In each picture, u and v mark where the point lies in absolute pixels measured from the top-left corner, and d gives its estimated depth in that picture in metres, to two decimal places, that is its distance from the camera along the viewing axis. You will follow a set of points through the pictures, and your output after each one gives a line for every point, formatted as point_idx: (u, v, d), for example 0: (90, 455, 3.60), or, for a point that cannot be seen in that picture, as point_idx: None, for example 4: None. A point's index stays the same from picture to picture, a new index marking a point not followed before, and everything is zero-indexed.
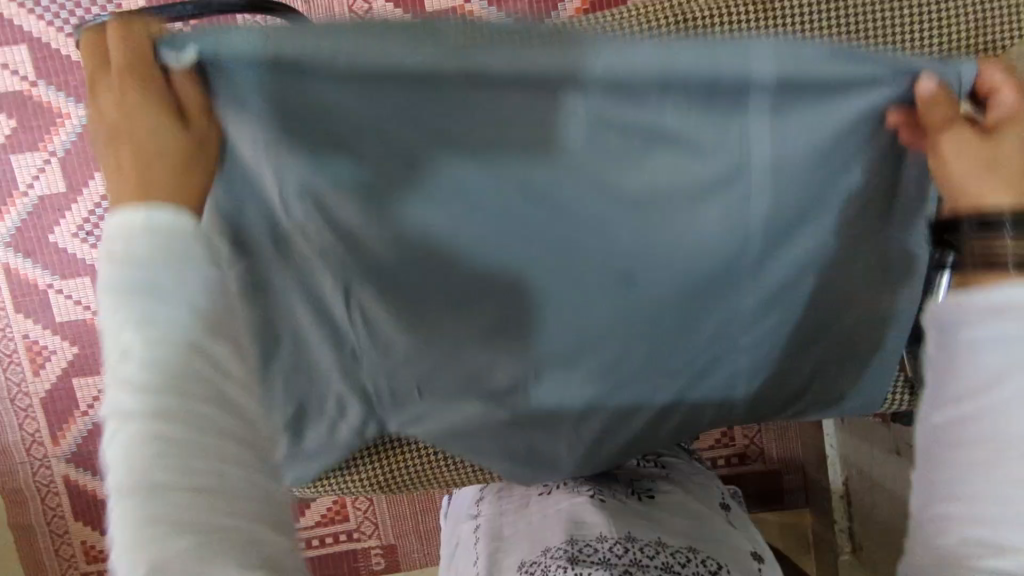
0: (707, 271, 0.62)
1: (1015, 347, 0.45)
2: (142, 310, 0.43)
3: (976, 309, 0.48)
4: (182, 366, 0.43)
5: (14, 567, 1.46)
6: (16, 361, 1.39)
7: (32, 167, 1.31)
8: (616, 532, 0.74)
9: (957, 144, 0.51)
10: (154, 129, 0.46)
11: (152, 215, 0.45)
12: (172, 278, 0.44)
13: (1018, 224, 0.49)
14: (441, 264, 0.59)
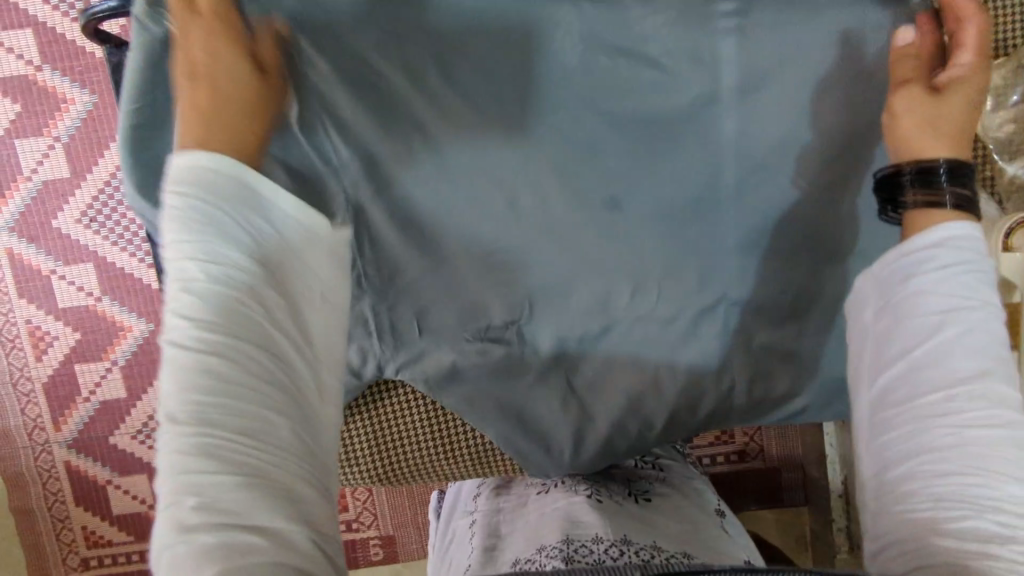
0: (693, 190, 0.68)
1: (951, 289, 0.49)
2: (202, 250, 0.45)
3: (920, 255, 0.51)
4: (233, 304, 0.45)
5: (15, 550, 1.47)
6: (19, 346, 1.39)
7: (36, 152, 1.31)
8: (611, 529, 0.71)
9: (908, 102, 0.60)
10: (233, 70, 0.51)
11: (213, 163, 0.47)
12: (232, 221, 0.46)
13: (953, 169, 0.55)
14: (451, 177, 0.66)
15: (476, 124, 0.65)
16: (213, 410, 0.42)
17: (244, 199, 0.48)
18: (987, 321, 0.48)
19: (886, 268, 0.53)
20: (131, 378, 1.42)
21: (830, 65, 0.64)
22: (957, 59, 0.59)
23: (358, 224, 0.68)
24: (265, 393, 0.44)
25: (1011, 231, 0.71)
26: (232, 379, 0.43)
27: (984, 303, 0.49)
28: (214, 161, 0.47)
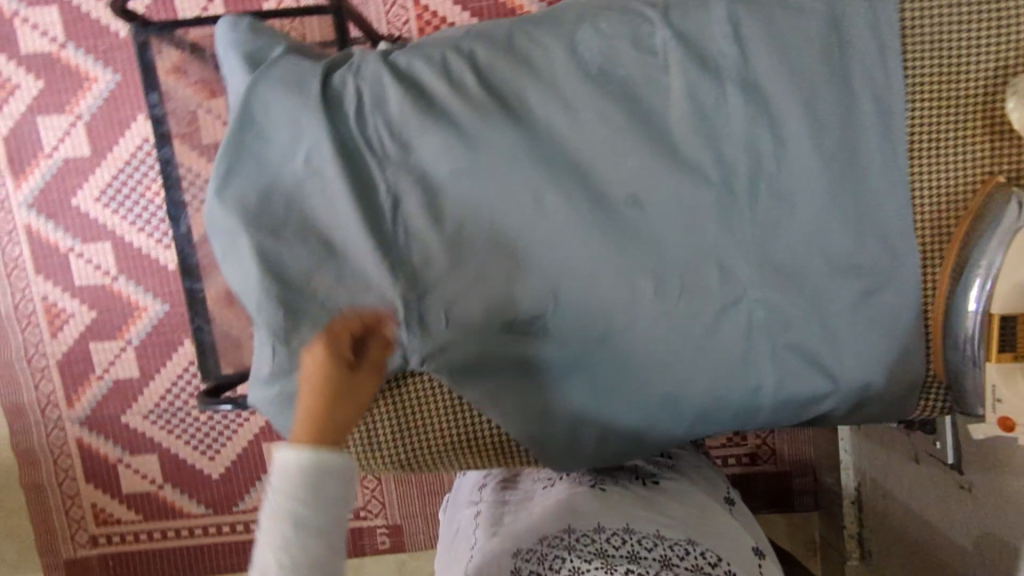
0: (714, 194, 0.65)
1: None
2: (287, 511, 0.50)
3: None
4: (310, 554, 0.50)
5: (26, 524, 1.48)
6: (34, 322, 1.42)
7: (57, 130, 1.36)
8: (613, 524, 0.77)
9: None
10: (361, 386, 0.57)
11: (323, 457, 0.52)
12: (314, 490, 0.51)
13: None
14: (473, 168, 0.65)
15: (511, 110, 0.65)
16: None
17: (340, 478, 0.53)
18: None
19: None
20: (145, 357, 1.43)
21: (856, 63, 0.64)
22: None
23: (391, 209, 0.66)
24: None
25: None
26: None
27: None
28: (326, 457, 0.52)
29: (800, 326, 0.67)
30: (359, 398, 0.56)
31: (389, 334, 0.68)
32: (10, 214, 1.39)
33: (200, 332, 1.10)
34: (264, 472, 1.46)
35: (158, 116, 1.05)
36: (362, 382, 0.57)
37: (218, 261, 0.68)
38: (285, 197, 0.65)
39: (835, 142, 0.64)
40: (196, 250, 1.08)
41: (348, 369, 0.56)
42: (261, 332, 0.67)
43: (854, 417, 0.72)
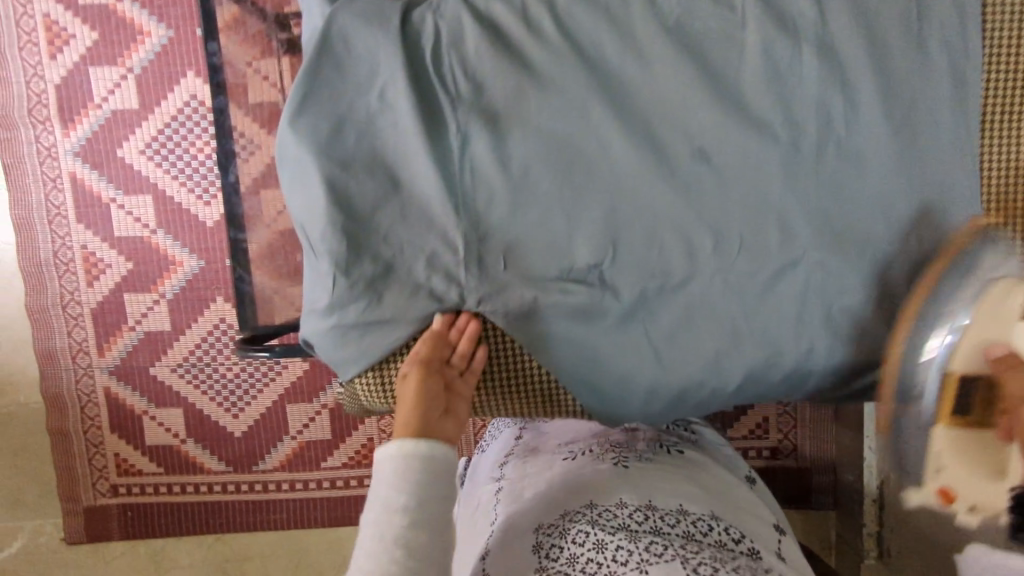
0: (779, 153, 0.66)
1: None
2: (401, 467, 0.63)
3: None
4: (421, 502, 0.61)
5: (49, 472, 1.48)
6: (71, 270, 1.42)
7: (108, 81, 1.36)
8: (637, 500, 0.75)
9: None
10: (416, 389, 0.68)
11: (412, 446, 0.64)
12: (422, 456, 0.64)
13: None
14: (544, 114, 0.67)
15: (586, 58, 0.67)
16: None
17: (434, 467, 0.64)
18: None
19: None
20: (178, 311, 1.43)
21: (931, 31, 0.65)
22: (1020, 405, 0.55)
23: (462, 150, 0.68)
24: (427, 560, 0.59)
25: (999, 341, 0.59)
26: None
27: None
28: (415, 446, 0.64)
29: (856, 289, 0.68)
30: (410, 399, 0.67)
31: (449, 271, 0.70)
32: (55, 161, 1.39)
33: (240, 282, 1.09)
34: (285, 433, 1.46)
35: (214, 64, 1.04)
36: (414, 378, 0.68)
37: (283, 189, 0.70)
38: (358, 130, 0.68)
39: (903, 108, 0.66)
40: (243, 200, 1.07)
41: (405, 376, 0.69)
42: (323, 262, 0.69)
43: None
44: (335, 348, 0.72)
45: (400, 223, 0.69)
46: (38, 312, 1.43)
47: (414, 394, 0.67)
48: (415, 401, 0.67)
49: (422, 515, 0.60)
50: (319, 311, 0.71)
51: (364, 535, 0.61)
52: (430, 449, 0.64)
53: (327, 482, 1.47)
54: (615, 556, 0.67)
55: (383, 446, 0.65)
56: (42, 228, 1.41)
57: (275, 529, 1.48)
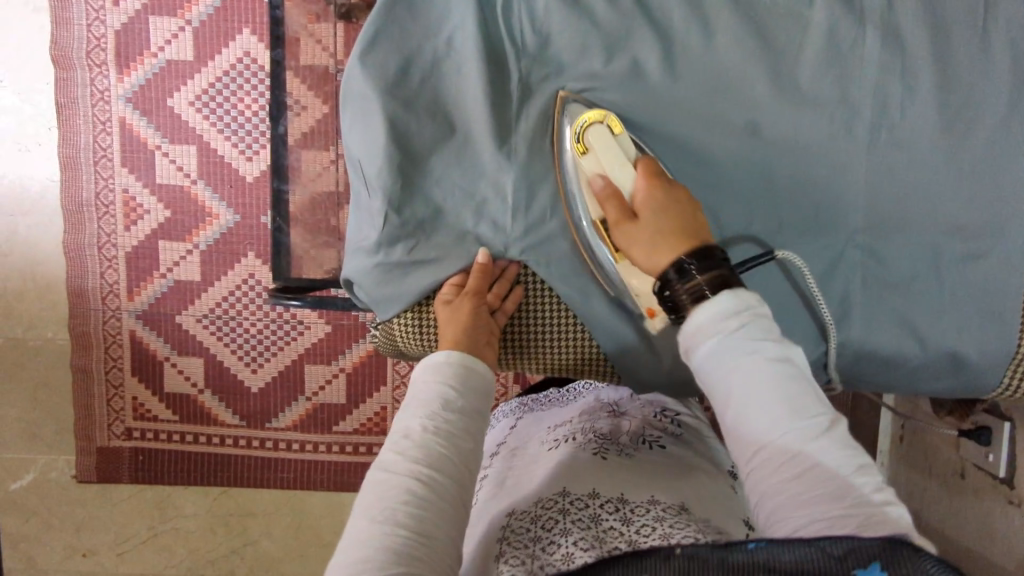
0: (834, 129, 0.67)
1: (719, 348, 0.53)
2: (452, 375, 0.64)
3: (696, 340, 0.55)
4: (471, 409, 0.63)
5: (66, 412, 1.47)
6: (111, 213, 1.42)
7: (166, 32, 1.37)
8: (609, 492, 0.66)
9: (642, 241, 0.63)
10: (464, 312, 0.69)
11: (468, 359, 0.66)
12: (474, 369, 0.66)
13: (700, 262, 0.59)
14: (604, 70, 0.68)
15: (652, 20, 0.68)
16: (415, 500, 0.54)
17: (480, 384, 0.66)
18: (734, 346, 0.52)
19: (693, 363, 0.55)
20: (209, 263, 1.42)
21: (998, 23, 0.66)
22: (622, 218, 0.65)
23: (522, 100, 0.70)
24: (470, 464, 0.60)
25: (586, 160, 0.66)
26: (436, 481, 0.56)
27: (745, 344, 0.52)
28: (469, 360, 0.66)
29: (895, 276, 0.69)
30: (460, 320, 0.69)
31: (494, 220, 0.72)
32: (107, 104, 1.39)
33: (277, 234, 1.08)
34: (302, 392, 1.46)
35: (277, 17, 1.04)
36: (464, 304, 0.69)
37: (342, 126, 0.72)
38: (422, 73, 0.70)
39: (961, 98, 0.66)
40: (289, 151, 1.07)
41: (453, 303, 0.70)
42: (376, 200, 0.70)
43: (928, 382, 0.73)
44: (375, 286, 0.73)
45: (453, 166, 0.71)
46: (75, 250, 1.43)
47: (466, 318, 0.69)
48: (467, 327, 0.68)
49: (468, 420, 0.62)
50: (366, 249, 0.73)
51: (402, 426, 0.61)
52: (477, 364, 0.66)
53: (337, 446, 1.46)
54: (577, 544, 0.58)
55: (433, 353, 0.67)
56: (88, 168, 1.41)
57: (279, 488, 1.47)
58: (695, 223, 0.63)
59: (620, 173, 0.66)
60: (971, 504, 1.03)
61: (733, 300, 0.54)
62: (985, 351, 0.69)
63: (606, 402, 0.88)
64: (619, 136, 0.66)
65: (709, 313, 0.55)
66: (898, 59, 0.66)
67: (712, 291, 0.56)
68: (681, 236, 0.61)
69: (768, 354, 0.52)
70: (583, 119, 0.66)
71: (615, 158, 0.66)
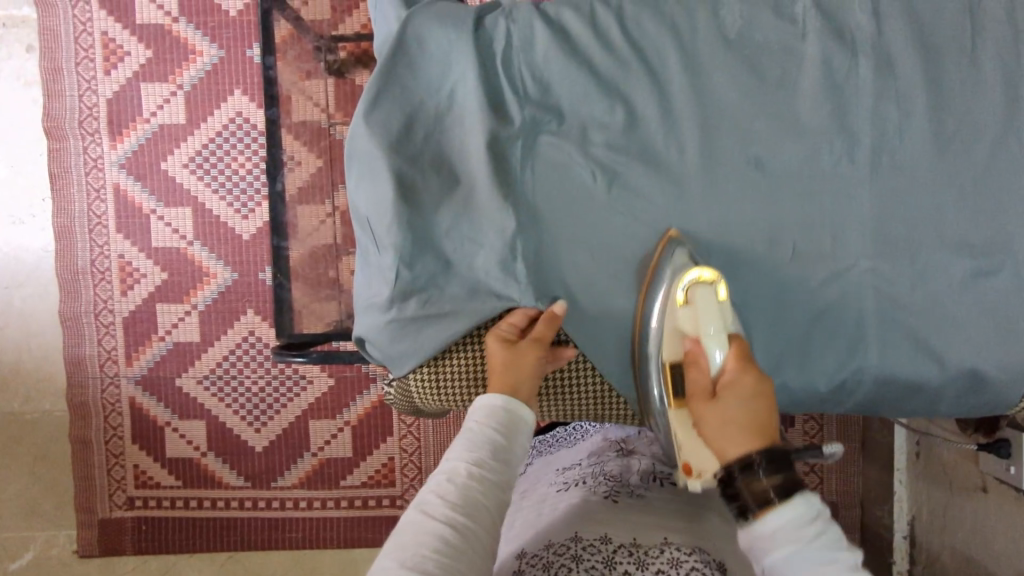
0: (832, 155, 0.68)
1: (798, 554, 0.51)
2: (500, 420, 0.63)
3: (772, 535, 0.53)
4: (514, 460, 0.62)
5: (66, 485, 1.43)
6: (107, 279, 1.41)
7: (158, 97, 1.38)
8: (621, 535, 0.64)
9: (716, 423, 0.60)
10: (527, 361, 0.67)
11: (518, 408, 0.65)
12: (521, 418, 0.64)
13: (769, 470, 0.55)
14: (605, 113, 0.70)
15: (648, 64, 0.70)
16: (446, 548, 0.53)
17: (524, 435, 0.65)
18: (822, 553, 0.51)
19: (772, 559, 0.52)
20: (208, 323, 1.41)
21: (981, 44, 0.68)
22: (700, 386, 0.63)
23: (527, 147, 0.70)
24: (501, 516, 0.59)
25: (682, 312, 0.66)
26: (471, 532, 0.55)
27: (833, 560, 0.50)
28: (520, 409, 0.65)
29: (907, 297, 0.69)
30: (524, 370, 0.66)
31: (505, 267, 0.70)
32: (101, 172, 1.39)
33: (279, 289, 1.07)
34: (307, 448, 1.43)
35: (270, 77, 1.05)
36: (530, 352, 0.67)
37: (350, 183, 0.72)
38: (426, 128, 0.71)
39: (955, 122, 0.67)
40: (287, 207, 1.07)
41: (519, 346, 0.67)
42: (386, 255, 0.70)
43: (948, 402, 0.72)
44: (390, 343, 0.72)
45: (460, 216, 0.70)
46: (70, 319, 1.41)
47: (527, 369, 0.66)
48: (525, 379, 0.66)
49: (509, 471, 0.61)
50: (378, 305, 0.72)
51: (444, 467, 0.60)
52: (527, 420, 0.65)
53: (346, 502, 1.43)
54: None
55: (492, 397, 0.64)
56: (82, 235, 1.40)
57: (288, 548, 1.43)
58: (772, 423, 0.60)
59: (711, 338, 0.64)
60: (994, 516, 1.01)
61: (803, 505, 0.53)
62: (1005, 363, 0.69)
63: (614, 440, 0.87)
64: (722, 303, 0.65)
65: (778, 514, 0.53)
66: (891, 85, 0.68)
67: (779, 499, 0.53)
68: (755, 426, 0.59)
69: (841, 560, 0.51)
70: (690, 274, 0.66)
71: (714, 321, 0.64)
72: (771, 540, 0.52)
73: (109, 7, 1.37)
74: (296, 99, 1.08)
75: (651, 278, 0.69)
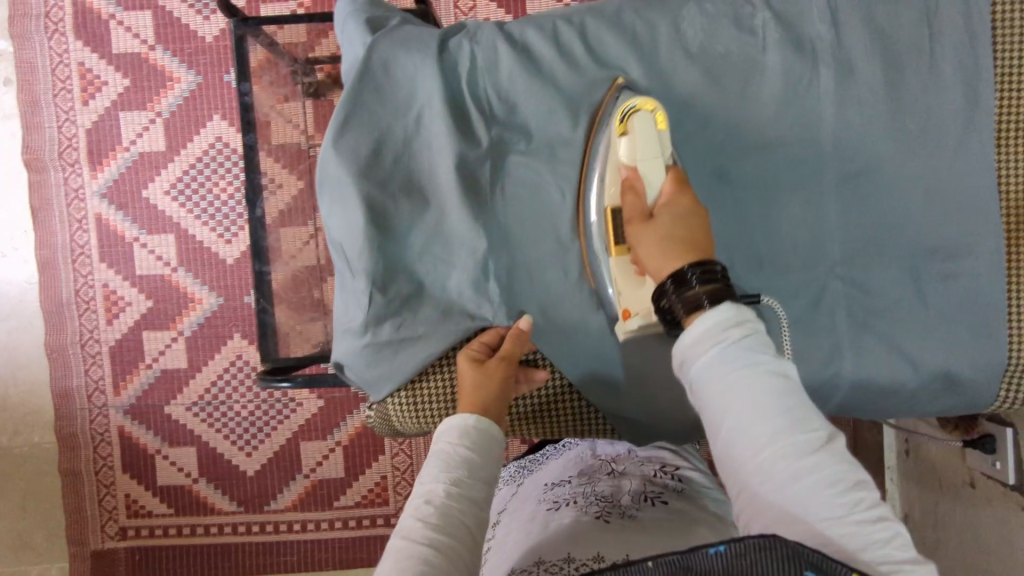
0: (797, 165, 0.69)
1: (728, 364, 0.50)
2: (473, 437, 0.63)
3: (701, 340, 0.52)
4: (491, 477, 0.62)
5: (57, 518, 1.42)
6: (92, 309, 1.40)
7: (137, 125, 1.38)
8: (614, 552, 0.63)
9: (649, 239, 0.60)
10: (494, 378, 0.67)
11: (491, 426, 0.64)
12: (494, 435, 0.64)
13: (701, 277, 0.55)
14: (571, 132, 0.70)
15: (612, 81, 0.70)
16: (429, 569, 0.52)
17: (499, 452, 0.64)
18: (757, 365, 0.50)
19: (699, 368, 0.52)
20: (195, 348, 1.40)
21: (942, 49, 0.68)
22: (636, 207, 0.62)
23: (495, 167, 0.71)
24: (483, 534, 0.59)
25: (622, 140, 0.65)
26: (453, 551, 0.55)
27: (768, 373, 0.50)
28: (493, 427, 0.64)
29: (875, 300, 0.70)
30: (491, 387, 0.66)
31: (478, 286, 0.71)
32: (82, 202, 1.39)
33: (261, 314, 1.05)
34: (299, 470, 1.42)
35: (246, 104, 1.05)
36: (497, 370, 0.67)
37: (320, 210, 0.72)
38: (394, 153, 0.71)
39: (918, 126, 0.68)
40: (268, 232, 1.05)
41: (485, 365, 0.68)
42: (359, 281, 0.70)
43: (927, 404, 0.73)
44: (367, 367, 0.72)
45: (430, 239, 0.71)
46: (57, 350, 1.41)
47: (495, 386, 0.67)
48: (495, 396, 0.66)
49: (487, 488, 0.61)
50: (353, 331, 0.72)
51: (420, 491, 0.59)
52: (499, 434, 0.65)
53: (340, 523, 1.42)
54: None
55: (458, 417, 0.64)
56: (65, 266, 1.40)
57: (283, 572, 1.42)
58: (708, 242, 0.59)
59: (651, 165, 0.63)
60: (984, 513, 1.02)
61: (735, 313, 0.53)
62: (978, 363, 0.70)
63: (604, 458, 0.87)
64: (662, 131, 0.64)
65: (708, 321, 0.52)
66: (854, 93, 0.68)
67: (710, 303, 0.54)
68: (686, 242, 0.58)
69: (772, 369, 0.50)
70: (632, 104, 0.65)
71: (650, 149, 0.63)
72: (700, 344, 0.52)
73: (84, 38, 1.38)
74: (274, 122, 1.08)
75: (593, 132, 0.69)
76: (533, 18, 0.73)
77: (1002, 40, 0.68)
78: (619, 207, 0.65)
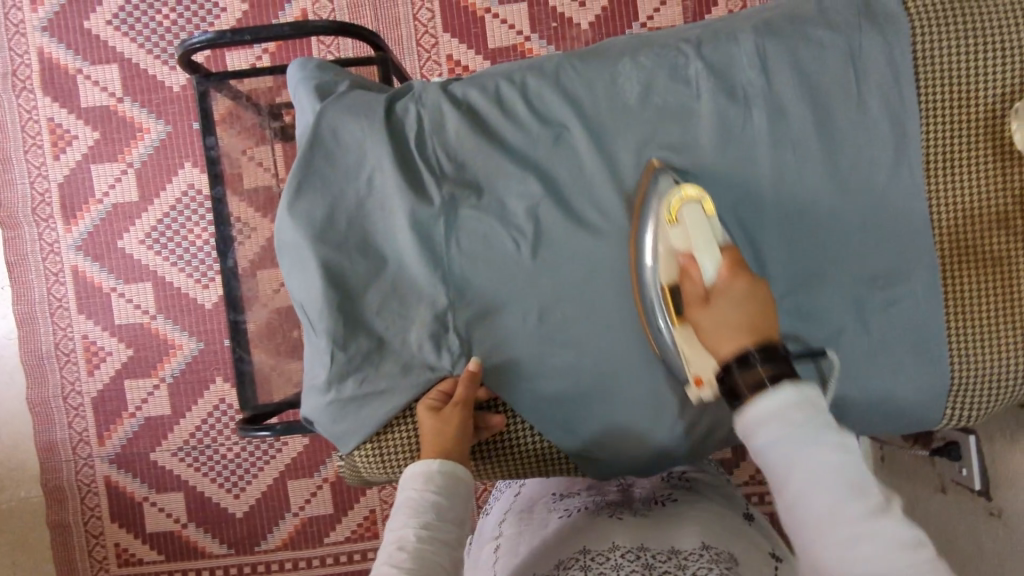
0: (737, 206, 0.72)
1: (783, 437, 0.53)
2: (440, 482, 0.66)
3: (761, 417, 0.55)
4: (461, 517, 0.65)
5: (48, 571, 1.42)
6: (72, 361, 1.41)
7: (108, 177, 1.40)
8: (628, 541, 0.67)
9: (715, 322, 0.63)
10: (450, 424, 0.69)
11: (456, 468, 0.67)
12: (461, 476, 0.67)
13: (765, 358, 0.58)
14: (518, 185, 0.73)
15: (556, 135, 0.73)
16: None
17: (466, 492, 0.67)
18: (815, 437, 0.52)
19: (759, 444, 0.55)
20: (177, 395, 1.41)
21: (869, 87, 0.71)
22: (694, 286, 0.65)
23: (448, 222, 0.73)
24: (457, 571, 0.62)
25: (673, 229, 0.67)
26: None
27: (831, 444, 0.51)
28: (458, 469, 0.67)
29: (820, 331, 0.73)
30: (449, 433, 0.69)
31: (437, 339, 0.73)
32: (57, 256, 1.40)
33: (239, 362, 1.05)
34: (287, 508, 1.42)
35: (213, 157, 1.04)
36: (453, 416, 0.70)
37: (282, 272, 0.75)
38: (349, 215, 0.73)
39: (850, 162, 0.71)
40: (241, 282, 1.06)
41: (439, 412, 0.70)
42: (321, 340, 0.72)
43: (879, 424, 0.75)
44: (332, 423, 0.74)
45: (389, 296, 0.73)
46: (39, 404, 1.42)
47: (451, 432, 0.69)
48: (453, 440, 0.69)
49: (456, 528, 0.64)
50: (317, 388, 0.73)
51: (389, 540, 0.62)
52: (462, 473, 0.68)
53: (331, 559, 1.43)
54: None
55: (422, 463, 0.67)
56: (44, 320, 1.41)
57: None
58: (768, 320, 0.62)
59: (708, 250, 0.65)
60: (954, 517, 1.04)
61: (796, 390, 0.55)
62: (922, 384, 0.72)
63: None
64: (711, 217, 0.67)
65: (769, 398, 0.55)
66: (788, 134, 0.71)
67: (771, 381, 0.56)
68: (751, 326, 0.61)
69: (832, 444, 0.51)
70: (678, 193, 0.67)
71: (704, 236, 0.65)
72: (760, 420, 0.55)
73: (52, 94, 1.39)
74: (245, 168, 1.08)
75: (640, 208, 0.70)
76: (476, 78, 0.76)
77: (924, 78, 0.71)
78: (676, 285, 0.67)
